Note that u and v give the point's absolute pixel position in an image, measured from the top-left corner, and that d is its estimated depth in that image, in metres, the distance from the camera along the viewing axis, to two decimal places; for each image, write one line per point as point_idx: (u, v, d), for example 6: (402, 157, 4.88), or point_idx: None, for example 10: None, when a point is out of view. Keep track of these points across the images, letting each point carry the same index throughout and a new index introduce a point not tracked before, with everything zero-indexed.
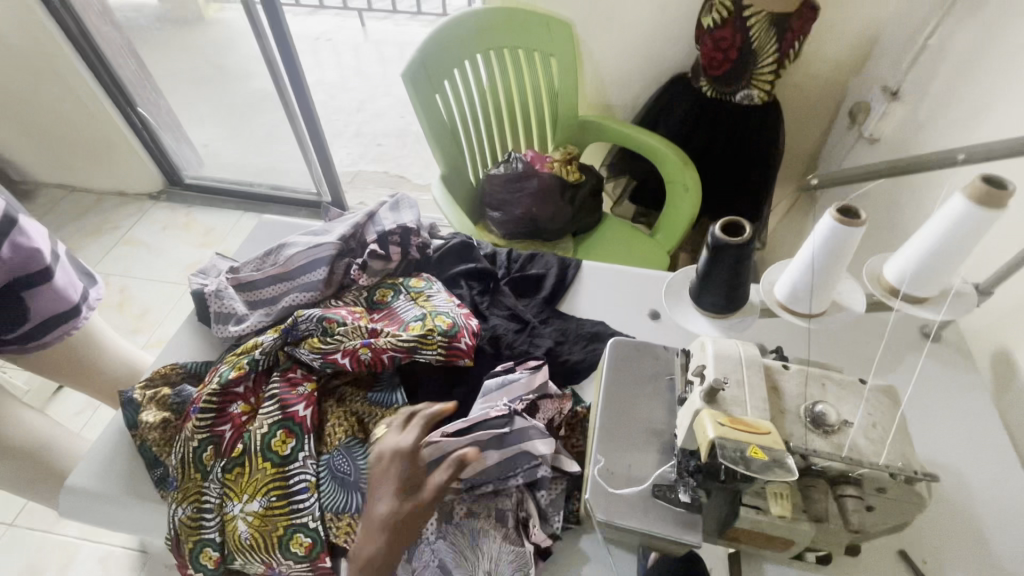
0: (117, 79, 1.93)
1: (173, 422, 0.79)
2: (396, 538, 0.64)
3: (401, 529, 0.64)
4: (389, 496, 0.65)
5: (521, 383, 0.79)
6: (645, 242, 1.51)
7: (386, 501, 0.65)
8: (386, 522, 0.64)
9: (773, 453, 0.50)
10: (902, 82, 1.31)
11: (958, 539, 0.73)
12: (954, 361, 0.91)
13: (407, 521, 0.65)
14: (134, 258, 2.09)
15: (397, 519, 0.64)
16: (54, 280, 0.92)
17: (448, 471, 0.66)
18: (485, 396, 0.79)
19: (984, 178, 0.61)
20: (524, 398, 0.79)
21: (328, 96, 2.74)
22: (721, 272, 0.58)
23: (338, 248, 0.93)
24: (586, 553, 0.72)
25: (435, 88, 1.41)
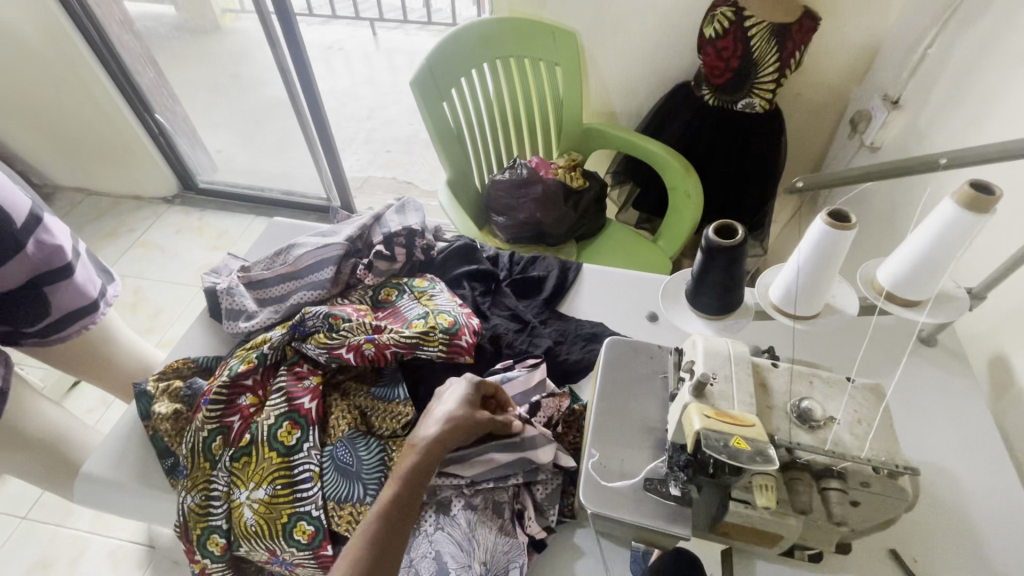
0: (136, 86, 2.00)
1: (184, 414, 0.83)
2: (449, 438, 0.70)
3: (457, 431, 0.71)
4: (458, 402, 0.74)
5: (519, 380, 0.83)
6: (648, 247, 1.53)
7: (451, 405, 0.74)
8: (448, 419, 0.72)
9: (755, 444, 0.53)
10: (903, 91, 1.33)
11: (950, 539, 0.74)
12: (949, 365, 0.92)
13: (462, 427, 0.72)
14: (148, 260, 2.14)
15: (457, 422, 0.72)
16: (74, 277, 0.96)
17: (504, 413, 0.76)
18: None
19: (971, 185, 0.64)
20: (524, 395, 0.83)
21: (339, 103, 2.81)
22: (716, 273, 0.61)
23: (346, 248, 0.96)
24: (581, 548, 0.74)
25: (443, 96, 1.45)
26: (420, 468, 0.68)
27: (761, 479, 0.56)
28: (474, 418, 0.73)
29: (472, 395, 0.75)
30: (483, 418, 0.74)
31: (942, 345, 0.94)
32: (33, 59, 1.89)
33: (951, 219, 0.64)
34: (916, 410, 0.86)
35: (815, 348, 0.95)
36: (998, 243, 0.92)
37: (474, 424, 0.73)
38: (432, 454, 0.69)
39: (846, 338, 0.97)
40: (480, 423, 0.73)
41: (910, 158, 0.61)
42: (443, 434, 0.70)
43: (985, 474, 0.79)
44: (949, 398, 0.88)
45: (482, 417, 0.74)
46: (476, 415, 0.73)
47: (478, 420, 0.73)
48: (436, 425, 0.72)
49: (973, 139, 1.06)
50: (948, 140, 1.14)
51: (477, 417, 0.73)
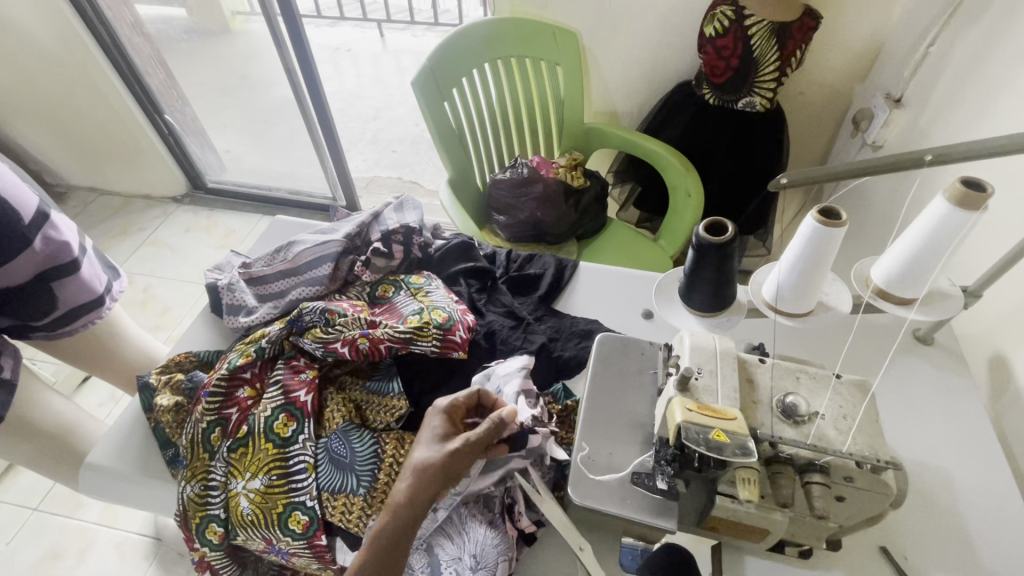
0: (147, 87, 2.05)
1: (184, 406, 0.85)
2: (420, 489, 0.66)
3: (429, 477, 0.67)
4: (427, 445, 0.70)
5: (508, 365, 0.84)
6: (648, 246, 1.54)
7: (422, 450, 0.70)
8: (416, 469, 0.68)
9: (735, 437, 0.54)
10: (905, 89, 1.32)
11: (942, 537, 0.73)
12: (946, 363, 0.91)
13: (434, 471, 0.67)
14: (158, 259, 2.17)
15: (428, 467, 0.67)
16: (80, 272, 0.99)
17: (484, 426, 0.69)
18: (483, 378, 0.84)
19: (963, 182, 0.63)
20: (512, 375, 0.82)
21: (346, 104, 2.83)
22: (706, 269, 0.62)
23: (344, 246, 0.98)
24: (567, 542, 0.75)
25: (443, 96, 1.46)
26: (400, 530, 0.65)
27: (744, 473, 0.57)
28: (447, 452, 0.68)
29: (441, 432, 0.71)
30: (458, 444, 0.68)
31: (940, 344, 0.94)
32: (46, 61, 1.94)
33: (942, 216, 0.64)
34: (912, 408, 0.86)
35: (811, 345, 0.94)
36: (995, 240, 0.92)
37: (449, 459, 0.67)
38: (408, 510, 0.66)
39: (843, 337, 0.96)
40: (457, 452, 0.67)
41: (895, 154, 0.61)
42: (414, 487, 0.66)
43: (979, 473, 0.79)
44: (944, 396, 0.87)
45: (456, 445, 0.68)
46: (448, 447, 0.68)
47: (453, 450, 0.67)
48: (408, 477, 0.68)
49: (974, 137, 1.05)
50: (948, 138, 1.13)
51: (449, 450, 0.67)
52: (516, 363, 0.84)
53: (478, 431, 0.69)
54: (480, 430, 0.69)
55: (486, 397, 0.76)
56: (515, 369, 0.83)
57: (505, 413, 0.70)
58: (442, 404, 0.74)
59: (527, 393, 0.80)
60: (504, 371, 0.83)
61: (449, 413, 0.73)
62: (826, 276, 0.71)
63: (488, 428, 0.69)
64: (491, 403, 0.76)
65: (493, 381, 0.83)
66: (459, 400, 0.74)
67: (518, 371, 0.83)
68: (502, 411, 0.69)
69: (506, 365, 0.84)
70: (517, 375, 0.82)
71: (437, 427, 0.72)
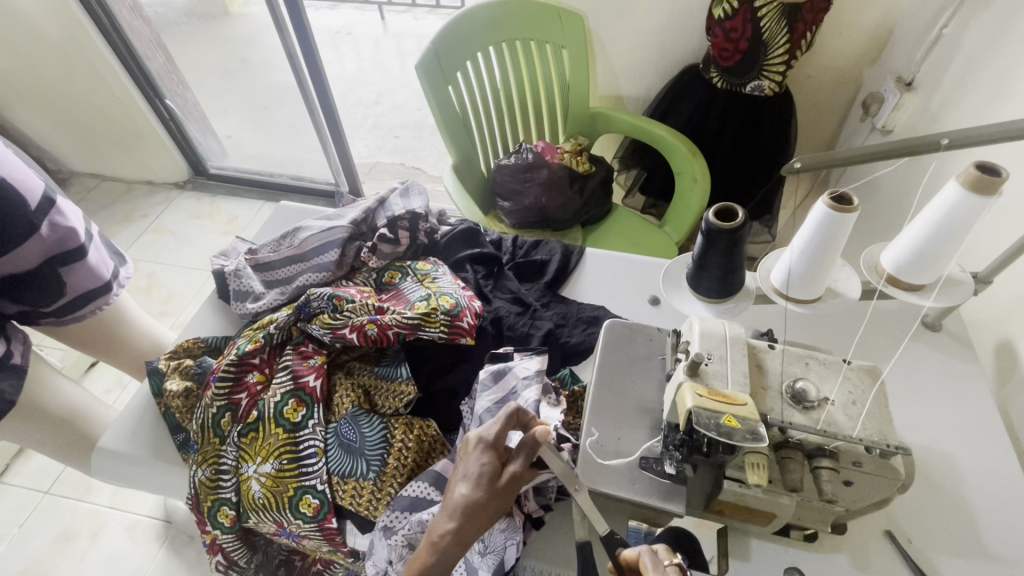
0: (147, 72, 2.02)
1: (194, 391, 0.85)
2: (469, 529, 0.63)
3: (479, 517, 0.64)
4: (473, 482, 0.65)
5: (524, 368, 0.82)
6: (654, 233, 1.53)
7: (467, 486, 0.65)
8: (464, 510, 0.64)
9: (746, 423, 0.54)
10: (917, 72, 1.29)
11: (945, 521, 0.74)
12: (953, 349, 0.91)
13: (484, 512, 0.64)
14: (161, 245, 2.17)
15: (477, 509, 0.64)
16: (87, 258, 0.99)
17: (525, 455, 0.67)
18: (496, 378, 0.81)
19: (977, 167, 0.63)
20: (532, 378, 0.81)
21: (347, 89, 2.80)
22: (715, 253, 0.63)
23: (350, 232, 0.97)
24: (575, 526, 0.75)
25: (447, 81, 1.45)
26: (444, 569, 0.63)
27: (753, 458, 0.57)
28: (495, 492, 0.65)
29: (488, 467, 0.66)
30: (506, 481, 0.65)
31: (947, 331, 0.94)
32: (44, 46, 1.91)
33: (955, 201, 0.63)
34: (917, 393, 0.86)
35: (818, 331, 0.94)
36: (1005, 225, 0.91)
37: (500, 499, 0.65)
38: (454, 550, 0.63)
39: (851, 323, 0.96)
40: (505, 490, 0.65)
41: (909, 138, 0.61)
42: (463, 527, 0.63)
43: (982, 457, 0.79)
44: (951, 382, 0.87)
45: (504, 483, 0.65)
46: (497, 485, 0.65)
47: (501, 488, 0.65)
48: (454, 516, 0.64)
49: (986, 121, 1.03)
50: (960, 123, 1.11)
51: (499, 489, 0.65)
52: (532, 364, 0.83)
53: (521, 463, 0.66)
54: (522, 462, 0.66)
55: (522, 413, 0.70)
56: (533, 373, 0.81)
57: (537, 432, 0.66)
58: (486, 435, 0.68)
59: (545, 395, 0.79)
60: (519, 373, 0.81)
61: (494, 444, 0.67)
62: (836, 261, 0.71)
63: (529, 455, 0.67)
64: (534, 421, 0.70)
65: (511, 383, 0.81)
66: (502, 427, 0.68)
67: (534, 374, 0.81)
68: (535, 431, 0.65)
69: (523, 365, 0.82)
70: (535, 379, 0.80)
71: (482, 460, 0.66)
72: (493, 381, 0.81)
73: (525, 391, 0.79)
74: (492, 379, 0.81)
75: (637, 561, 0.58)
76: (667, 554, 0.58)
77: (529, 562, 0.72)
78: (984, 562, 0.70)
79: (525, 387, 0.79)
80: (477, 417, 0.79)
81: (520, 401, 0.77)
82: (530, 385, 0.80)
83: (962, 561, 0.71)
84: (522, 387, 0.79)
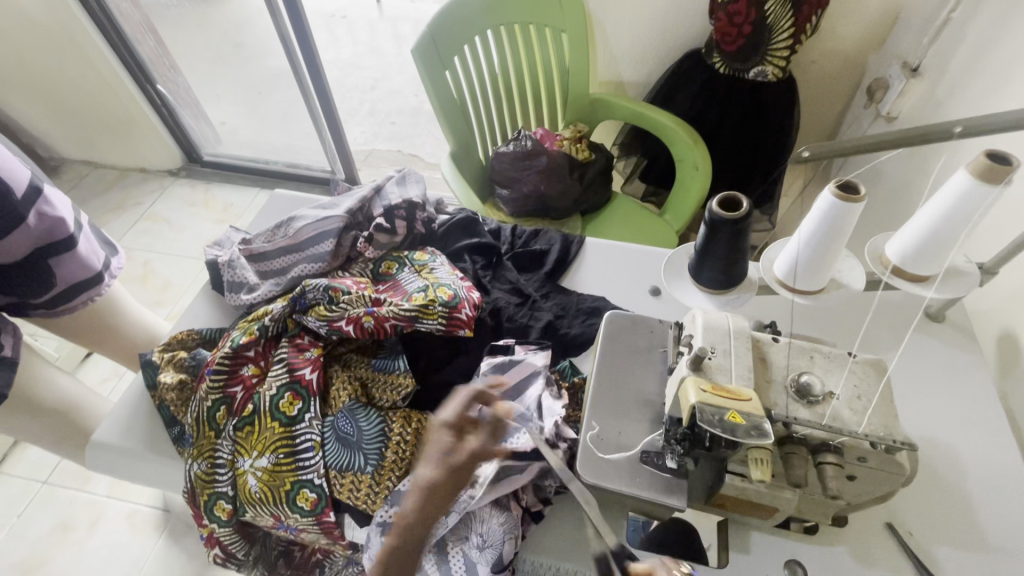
0: (137, 56, 1.98)
1: (189, 384, 0.84)
2: (428, 508, 0.62)
3: (439, 497, 0.62)
4: (431, 462, 0.62)
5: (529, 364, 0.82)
6: (654, 221, 1.51)
7: (426, 467, 0.63)
8: (423, 490, 0.62)
9: (751, 419, 0.53)
10: (924, 57, 1.27)
11: (946, 513, 0.73)
12: (956, 341, 0.90)
13: (444, 491, 0.62)
14: (156, 234, 2.15)
15: (436, 488, 0.61)
16: (77, 249, 0.97)
17: (488, 431, 0.63)
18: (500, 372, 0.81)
19: (988, 156, 0.61)
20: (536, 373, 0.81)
21: (342, 74, 2.75)
22: (718, 244, 0.61)
23: (346, 221, 0.95)
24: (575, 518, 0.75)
25: (444, 66, 1.41)
26: (411, 547, 0.62)
27: (756, 453, 0.56)
28: (452, 470, 0.62)
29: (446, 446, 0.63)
30: (464, 458, 0.62)
31: (950, 322, 0.92)
32: (31, 30, 1.87)
33: (964, 189, 0.62)
34: (920, 385, 0.85)
35: (820, 323, 0.93)
36: (1012, 215, 0.89)
37: (461, 478, 0.62)
38: (418, 528, 0.62)
39: (853, 313, 0.95)
40: (464, 467, 0.62)
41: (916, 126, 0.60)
42: (422, 507, 0.62)
43: (985, 448, 0.78)
44: (954, 373, 0.86)
45: (462, 460, 0.62)
46: (454, 461, 0.62)
47: (460, 464, 0.62)
48: (413, 496, 0.63)
49: (994, 108, 1.01)
50: (966, 110, 1.09)
51: (458, 467, 0.62)
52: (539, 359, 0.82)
53: (482, 438, 0.63)
54: (483, 437, 0.63)
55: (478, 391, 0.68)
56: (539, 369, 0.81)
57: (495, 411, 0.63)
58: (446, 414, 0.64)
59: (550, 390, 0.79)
60: (524, 367, 0.82)
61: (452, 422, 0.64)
62: (841, 251, 0.69)
63: (492, 429, 0.64)
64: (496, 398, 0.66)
65: (514, 377, 0.81)
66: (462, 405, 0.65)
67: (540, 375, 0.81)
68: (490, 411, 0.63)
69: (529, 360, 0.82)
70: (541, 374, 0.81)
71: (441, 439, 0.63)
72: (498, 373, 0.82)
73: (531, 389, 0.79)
74: (496, 373, 0.81)
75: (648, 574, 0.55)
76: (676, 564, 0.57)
77: (526, 554, 0.72)
78: (985, 554, 0.70)
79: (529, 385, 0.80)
80: None
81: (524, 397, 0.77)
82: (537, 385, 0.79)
83: (963, 554, 0.70)
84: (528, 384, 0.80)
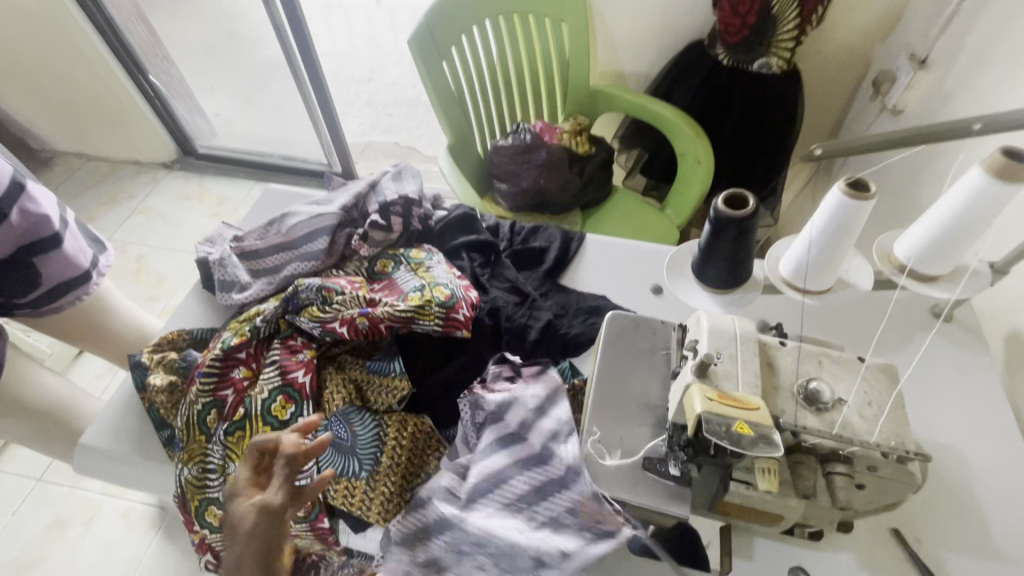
0: (128, 46, 1.94)
1: (179, 386, 0.82)
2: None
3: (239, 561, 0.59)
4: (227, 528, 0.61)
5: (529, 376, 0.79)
6: (655, 216, 1.49)
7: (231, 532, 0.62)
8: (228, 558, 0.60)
9: (759, 429, 0.52)
10: (931, 49, 1.24)
11: (953, 518, 0.72)
12: (963, 340, 0.88)
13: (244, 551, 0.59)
14: (150, 227, 2.12)
15: (239, 559, 0.59)
16: (63, 247, 0.94)
17: (277, 482, 0.62)
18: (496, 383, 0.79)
19: (1005, 153, 0.58)
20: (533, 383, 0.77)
21: (339, 65, 2.70)
22: (724, 244, 0.59)
23: (340, 218, 0.93)
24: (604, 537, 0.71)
25: (442, 57, 1.38)
26: None
27: (763, 463, 0.55)
28: (248, 535, 0.59)
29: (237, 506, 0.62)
30: (254, 519, 0.59)
31: (958, 321, 0.91)
32: (20, 18, 1.83)
33: (978, 187, 0.60)
34: (927, 386, 0.83)
35: (826, 323, 0.91)
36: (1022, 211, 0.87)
37: (255, 534, 0.59)
38: None
39: (860, 313, 0.93)
40: (261, 528, 0.59)
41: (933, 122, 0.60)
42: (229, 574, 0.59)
43: (994, 451, 0.77)
44: (961, 374, 0.84)
45: (252, 521, 0.59)
46: (244, 528, 0.59)
47: (254, 526, 0.59)
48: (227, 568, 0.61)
49: (1003, 101, 0.98)
50: (974, 104, 1.07)
51: (244, 528, 0.59)
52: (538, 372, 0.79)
53: (273, 491, 0.61)
54: (275, 489, 0.61)
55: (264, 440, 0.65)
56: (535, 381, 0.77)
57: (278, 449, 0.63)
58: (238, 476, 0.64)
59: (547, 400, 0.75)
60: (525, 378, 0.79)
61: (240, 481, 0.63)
62: (849, 251, 0.67)
63: (283, 478, 0.62)
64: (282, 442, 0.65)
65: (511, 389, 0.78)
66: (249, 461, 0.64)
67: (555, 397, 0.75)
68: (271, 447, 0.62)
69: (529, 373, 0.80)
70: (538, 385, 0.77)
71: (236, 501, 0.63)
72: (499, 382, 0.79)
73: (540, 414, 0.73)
74: (492, 385, 0.78)
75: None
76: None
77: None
78: (993, 560, 0.69)
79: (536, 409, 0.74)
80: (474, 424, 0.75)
81: (519, 408, 0.74)
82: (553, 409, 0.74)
83: (970, 559, 0.69)
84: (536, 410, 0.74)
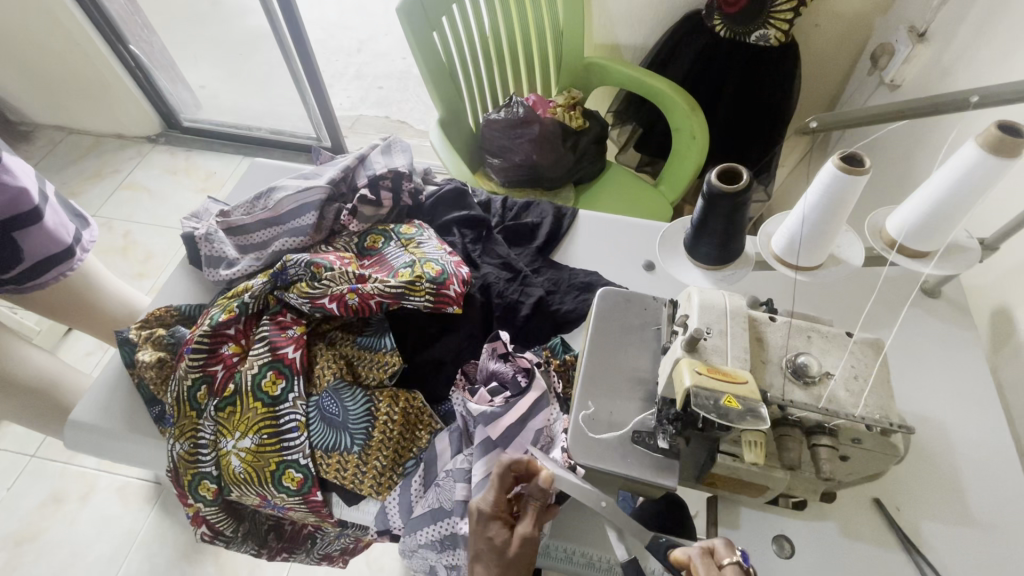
0: (107, 15, 1.87)
1: (168, 361, 0.81)
2: None
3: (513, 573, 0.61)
4: (489, 545, 0.62)
5: (516, 364, 0.77)
6: (648, 192, 1.47)
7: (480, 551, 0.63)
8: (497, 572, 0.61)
9: (747, 403, 0.53)
10: (930, 22, 1.21)
11: (934, 490, 0.74)
12: (952, 317, 0.88)
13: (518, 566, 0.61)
14: (135, 204, 2.07)
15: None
16: (44, 222, 0.92)
17: (532, 512, 0.63)
18: (485, 367, 0.78)
19: (1001, 127, 0.58)
20: (519, 368, 0.77)
21: (327, 35, 2.61)
22: (717, 219, 0.59)
23: (328, 193, 0.91)
24: (585, 520, 0.69)
25: (433, 26, 1.33)
26: None
27: (750, 436, 0.56)
28: (514, 562, 0.61)
29: (491, 531, 0.63)
30: (520, 548, 0.61)
31: (946, 298, 0.91)
32: None
33: (971, 162, 0.59)
34: (914, 364, 0.84)
35: (816, 300, 0.92)
36: (1013, 189, 0.87)
37: (523, 559, 0.61)
38: None
39: (852, 290, 0.92)
40: (525, 556, 0.61)
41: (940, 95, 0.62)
42: None
43: (977, 425, 0.78)
44: (947, 350, 0.85)
45: (517, 550, 0.61)
46: (510, 557, 0.61)
47: (521, 556, 0.61)
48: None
49: (1001, 76, 0.97)
50: (972, 80, 1.05)
51: (512, 556, 0.61)
52: (531, 356, 0.78)
53: (530, 522, 0.62)
54: (530, 520, 0.62)
55: (518, 462, 0.64)
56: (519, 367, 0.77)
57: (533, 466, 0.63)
58: (481, 504, 0.65)
59: (531, 385, 0.75)
60: (512, 363, 0.77)
61: (489, 512, 0.64)
62: (841, 228, 0.67)
63: (537, 510, 0.63)
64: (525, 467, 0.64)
65: (499, 375, 0.77)
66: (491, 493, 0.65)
67: (537, 399, 0.74)
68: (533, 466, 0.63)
69: (525, 356, 0.78)
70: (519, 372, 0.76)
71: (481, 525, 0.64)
72: (491, 361, 0.78)
73: (517, 419, 0.73)
74: (487, 366, 0.78)
75: (688, 564, 0.55)
76: (726, 550, 0.53)
77: (556, 541, 0.68)
78: (972, 528, 0.71)
79: (513, 417, 0.72)
80: (466, 415, 0.76)
81: (500, 399, 0.74)
82: (530, 413, 0.73)
83: (949, 529, 0.71)
84: (515, 416, 0.73)
